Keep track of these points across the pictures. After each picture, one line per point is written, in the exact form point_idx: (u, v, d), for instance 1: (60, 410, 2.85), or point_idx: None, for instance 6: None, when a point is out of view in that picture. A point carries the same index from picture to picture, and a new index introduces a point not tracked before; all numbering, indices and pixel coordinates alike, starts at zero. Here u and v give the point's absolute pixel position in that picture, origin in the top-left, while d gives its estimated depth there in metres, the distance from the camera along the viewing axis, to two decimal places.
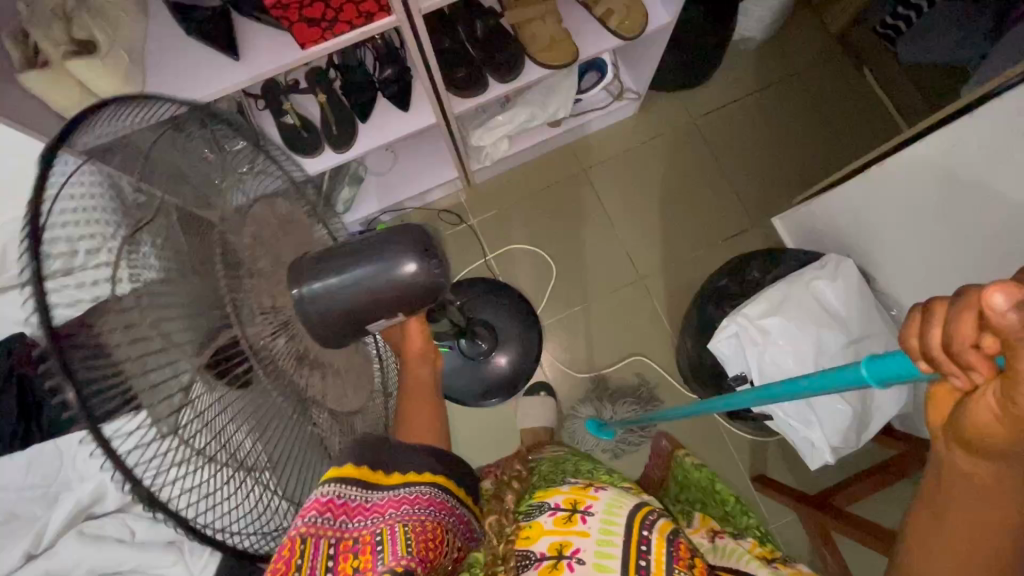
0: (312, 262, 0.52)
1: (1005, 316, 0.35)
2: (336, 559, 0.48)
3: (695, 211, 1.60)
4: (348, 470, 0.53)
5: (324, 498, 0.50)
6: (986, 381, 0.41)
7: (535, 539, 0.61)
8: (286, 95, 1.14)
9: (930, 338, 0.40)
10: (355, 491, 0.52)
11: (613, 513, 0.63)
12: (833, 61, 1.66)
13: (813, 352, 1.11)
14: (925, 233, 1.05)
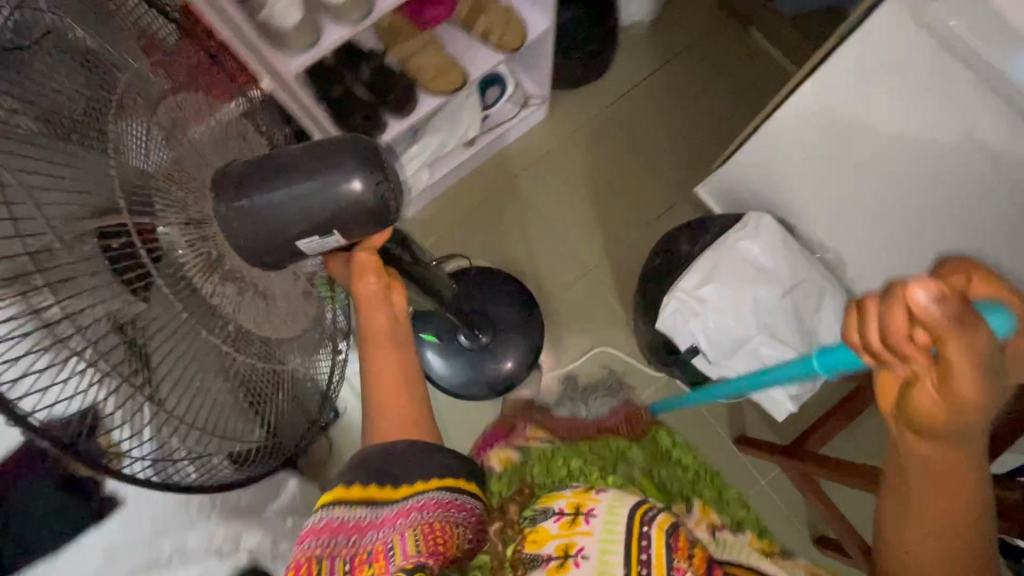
0: (242, 183, 0.58)
1: (929, 310, 0.41)
2: (354, 571, 0.56)
3: (626, 194, 1.64)
4: (343, 491, 0.61)
5: (328, 521, 0.59)
6: (925, 371, 0.45)
7: (541, 541, 0.64)
8: None
9: (870, 335, 0.45)
10: (363, 511, 0.60)
11: (615, 515, 0.63)
12: (722, 26, 1.72)
13: (751, 310, 1.15)
14: (827, 173, 1.05)
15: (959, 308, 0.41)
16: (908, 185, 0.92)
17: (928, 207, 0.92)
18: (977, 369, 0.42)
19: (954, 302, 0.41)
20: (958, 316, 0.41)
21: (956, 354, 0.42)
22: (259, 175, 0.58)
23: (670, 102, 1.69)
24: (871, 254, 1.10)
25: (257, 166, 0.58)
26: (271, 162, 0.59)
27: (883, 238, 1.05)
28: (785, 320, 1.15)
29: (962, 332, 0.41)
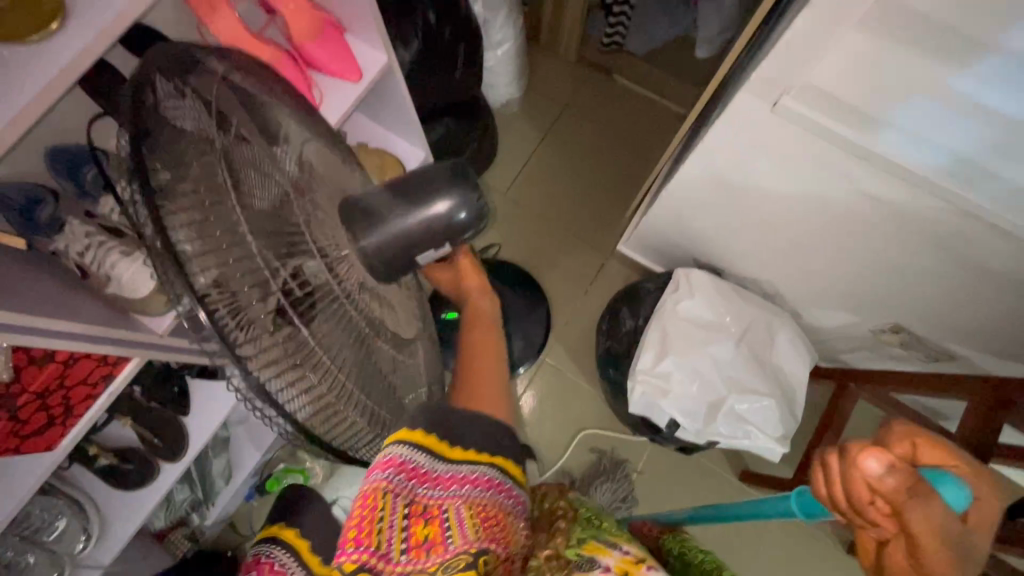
0: (368, 207, 0.55)
1: (884, 481, 0.39)
2: (409, 531, 0.54)
3: (555, 266, 1.62)
4: (422, 437, 0.58)
5: (400, 459, 0.55)
6: (893, 533, 0.40)
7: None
8: (88, 439, 1.02)
9: (836, 495, 0.41)
10: (425, 459, 0.57)
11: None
12: (587, 80, 1.75)
13: (712, 369, 1.13)
14: (737, 226, 1.07)
15: (912, 480, 0.39)
16: (815, 227, 0.93)
17: (836, 242, 0.94)
18: (943, 544, 0.38)
19: (903, 473, 0.39)
20: (914, 488, 0.39)
21: (920, 529, 0.38)
22: (370, 210, 0.54)
23: (565, 164, 1.70)
24: (804, 281, 1.12)
25: (373, 200, 0.55)
26: (371, 201, 0.55)
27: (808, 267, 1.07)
28: (748, 368, 1.14)
29: (923, 501, 0.38)
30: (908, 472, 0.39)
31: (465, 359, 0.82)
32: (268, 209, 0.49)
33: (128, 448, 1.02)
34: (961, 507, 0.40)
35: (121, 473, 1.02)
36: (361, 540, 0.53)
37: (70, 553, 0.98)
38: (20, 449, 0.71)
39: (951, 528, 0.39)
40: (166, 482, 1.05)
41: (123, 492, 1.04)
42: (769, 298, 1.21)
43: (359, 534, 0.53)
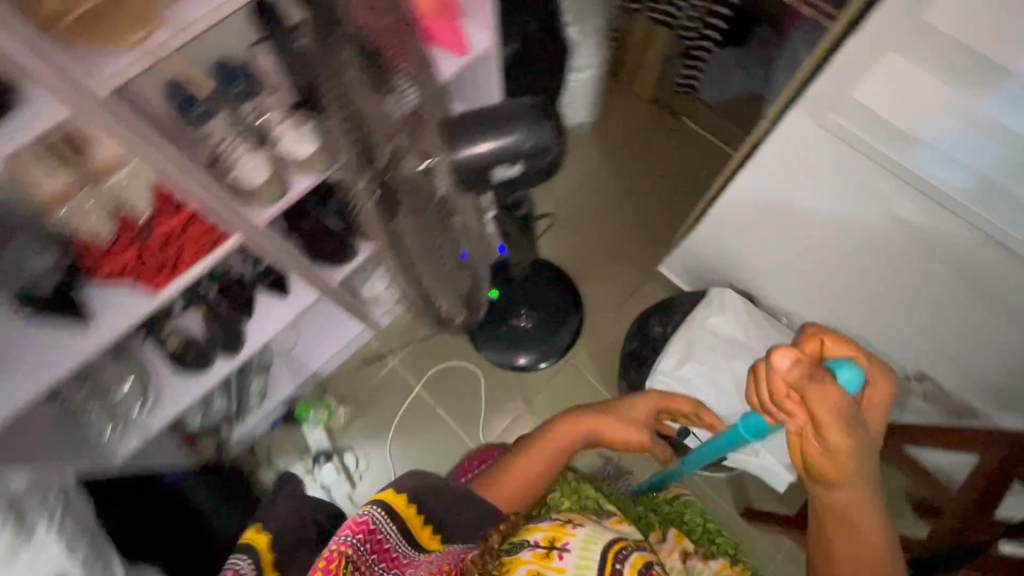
0: (470, 126, 0.72)
1: (792, 371, 0.62)
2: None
3: (595, 276, 1.70)
4: (401, 504, 0.68)
5: (367, 522, 0.62)
6: (804, 418, 0.65)
7: (513, 567, 0.77)
8: (164, 323, 1.15)
9: (763, 395, 0.68)
10: (389, 531, 0.65)
11: (589, 552, 0.77)
12: (656, 118, 1.89)
13: (731, 384, 1.17)
14: (776, 251, 1.14)
15: (818, 372, 0.62)
16: (849, 254, 0.99)
17: (868, 272, 0.99)
18: (835, 418, 0.63)
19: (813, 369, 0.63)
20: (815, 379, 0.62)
21: (819, 407, 0.62)
22: (474, 122, 0.72)
23: (623, 187, 1.81)
24: (831, 316, 1.17)
25: (477, 116, 0.73)
26: (474, 119, 0.73)
27: (838, 300, 1.12)
28: None
29: (817, 388, 0.62)
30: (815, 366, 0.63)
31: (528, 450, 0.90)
32: (393, 122, 0.61)
33: (193, 338, 1.15)
34: (850, 390, 0.64)
35: (182, 358, 1.15)
36: None
37: (126, 415, 1.11)
38: (138, 280, 0.85)
39: (843, 404, 0.63)
40: (218, 375, 1.18)
41: (180, 378, 1.16)
42: (797, 331, 1.25)
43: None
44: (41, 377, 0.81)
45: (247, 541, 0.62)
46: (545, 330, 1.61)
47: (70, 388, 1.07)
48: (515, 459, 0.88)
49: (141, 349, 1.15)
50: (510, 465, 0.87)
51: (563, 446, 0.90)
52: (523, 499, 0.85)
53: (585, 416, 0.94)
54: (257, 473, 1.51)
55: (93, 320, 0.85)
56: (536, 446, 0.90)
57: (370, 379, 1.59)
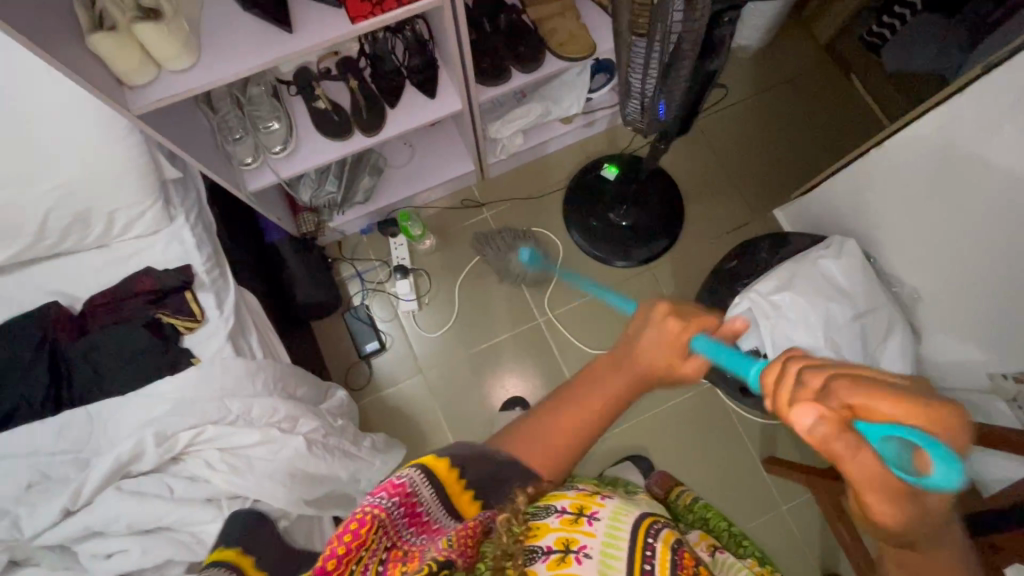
0: None
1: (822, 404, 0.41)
2: (388, 566, 0.47)
3: (703, 201, 1.67)
4: (443, 468, 0.53)
5: (409, 488, 0.50)
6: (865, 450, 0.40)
7: (540, 534, 0.54)
8: (317, 81, 1.22)
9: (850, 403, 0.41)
10: (429, 491, 0.51)
11: (618, 522, 0.55)
12: (824, 70, 1.76)
13: (823, 323, 1.16)
14: (930, 206, 1.09)
15: (852, 443, 0.39)
16: (1007, 222, 0.97)
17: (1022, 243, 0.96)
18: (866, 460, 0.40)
19: (852, 438, 0.39)
20: (883, 482, 0.39)
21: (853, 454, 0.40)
22: None
23: (760, 124, 1.73)
24: (955, 292, 1.12)
25: None
26: None
27: (973, 279, 1.07)
28: (855, 341, 1.16)
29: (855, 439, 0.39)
30: (845, 427, 0.39)
31: (578, 386, 0.64)
32: None
33: (341, 105, 1.21)
34: (951, 483, 0.37)
35: (325, 119, 1.20)
36: (331, 573, 0.45)
37: (266, 149, 1.18)
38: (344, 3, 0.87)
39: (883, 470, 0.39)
40: (355, 147, 1.22)
41: (321, 138, 1.21)
42: (895, 314, 1.20)
43: (334, 566, 0.45)
44: (239, 64, 0.87)
45: (221, 560, 0.67)
46: (640, 234, 1.60)
47: (228, 109, 1.16)
48: (537, 420, 0.62)
49: (290, 99, 1.22)
50: (530, 429, 0.62)
51: (604, 400, 0.62)
52: (558, 449, 0.61)
53: (609, 368, 0.64)
54: (339, 264, 1.62)
55: (295, 28, 0.88)
56: (562, 405, 0.62)
57: (462, 221, 1.66)
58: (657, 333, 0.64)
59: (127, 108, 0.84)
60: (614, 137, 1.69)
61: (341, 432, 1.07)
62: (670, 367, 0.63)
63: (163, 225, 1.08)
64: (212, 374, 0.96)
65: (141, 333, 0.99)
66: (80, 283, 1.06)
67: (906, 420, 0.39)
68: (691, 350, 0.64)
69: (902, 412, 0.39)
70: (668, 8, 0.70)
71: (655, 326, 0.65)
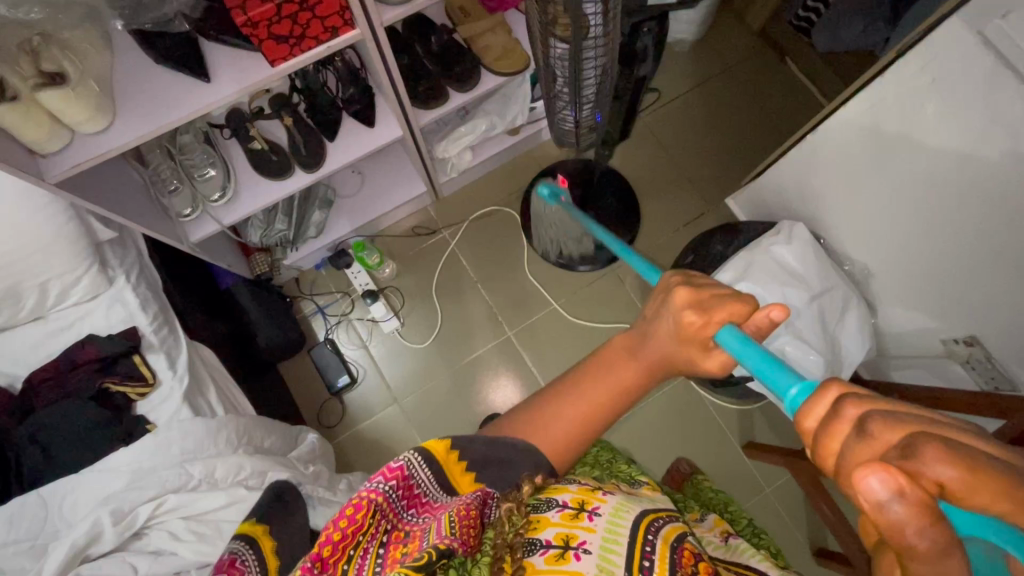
0: None
1: (873, 503, 0.28)
2: (388, 551, 0.45)
3: (657, 197, 1.68)
4: (440, 450, 0.52)
5: (405, 472, 0.48)
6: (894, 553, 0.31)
7: (539, 527, 0.48)
8: (251, 121, 1.19)
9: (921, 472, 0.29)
10: (427, 478, 0.50)
11: (619, 520, 0.49)
12: (760, 56, 1.79)
13: (780, 310, 1.18)
14: (867, 185, 1.13)
15: (943, 542, 0.27)
16: (932, 194, 1.02)
17: (953, 213, 1.00)
18: None
19: (941, 548, 0.27)
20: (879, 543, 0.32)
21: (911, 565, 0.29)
22: None
23: (704, 115, 1.75)
24: (899, 265, 1.16)
25: None
26: None
27: (915, 251, 1.11)
28: (813, 322, 1.18)
29: (923, 534, 0.27)
30: (933, 514, 0.27)
31: (573, 378, 0.58)
32: None
33: (278, 144, 1.18)
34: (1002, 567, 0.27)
35: (263, 160, 1.17)
36: (328, 564, 0.43)
37: (206, 198, 1.15)
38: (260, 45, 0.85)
39: None
40: (297, 185, 1.19)
41: (260, 179, 1.18)
42: (851, 290, 1.23)
43: (329, 553, 0.43)
44: (154, 120, 0.84)
45: (243, 531, 0.56)
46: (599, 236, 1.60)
47: (159, 161, 1.13)
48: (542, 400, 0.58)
49: (225, 144, 1.19)
50: (543, 413, 0.57)
51: (615, 390, 0.57)
52: (572, 444, 0.56)
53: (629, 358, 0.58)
54: (300, 301, 1.59)
55: (213, 77, 0.86)
56: (574, 391, 0.57)
57: (422, 243, 1.64)
58: (670, 313, 0.58)
59: (41, 178, 0.80)
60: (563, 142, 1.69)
61: (313, 478, 1.04)
62: (688, 358, 0.57)
63: (103, 289, 1.04)
64: (169, 441, 0.92)
65: (89, 406, 0.95)
66: (19, 360, 1.01)
67: (961, 501, 0.28)
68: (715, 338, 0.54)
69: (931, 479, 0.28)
70: (582, 15, 0.66)
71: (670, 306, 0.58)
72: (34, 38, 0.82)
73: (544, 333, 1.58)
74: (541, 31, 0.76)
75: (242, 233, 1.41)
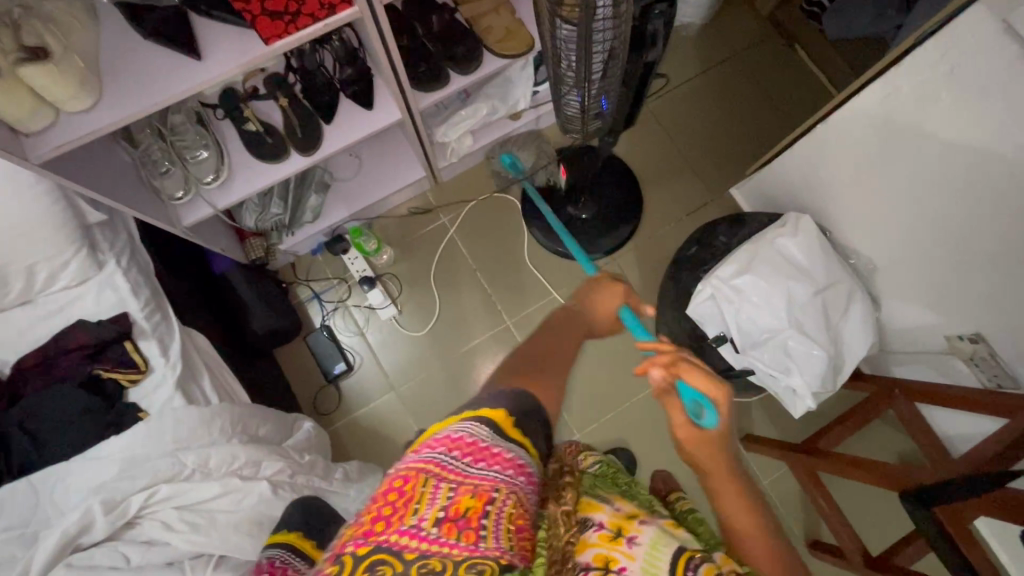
0: None
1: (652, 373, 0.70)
2: (452, 505, 0.43)
3: (660, 185, 1.65)
4: (500, 417, 0.48)
5: (467, 439, 0.46)
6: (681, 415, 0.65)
7: (580, 549, 0.50)
8: (245, 102, 1.15)
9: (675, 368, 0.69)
10: (488, 442, 0.46)
11: (658, 551, 0.49)
12: (769, 42, 1.75)
13: (784, 303, 1.16)
14: (877, 177, 1.11)
15: (669, 390, 0.68)
16: (944, 188, 0.99)
17: (963, 209, 0.98)
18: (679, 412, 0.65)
19: (667, 390, 0.68)
20: (689, 420, 0.65)
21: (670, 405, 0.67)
22: None
23: (710, 102, 1.72)
24: (905, 260, 1.14)
25: None
26: None
27: (922, 247, 1.09)
28: (817, 317, 1.16)
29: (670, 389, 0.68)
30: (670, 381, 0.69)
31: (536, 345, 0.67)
32: None
33: (274, 125, 1.15)
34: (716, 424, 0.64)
35: (258, 142, 1.14)
36: (388, 524, 0.42)
37: (199, 180, 1.11)
38: (254, 22, 0.81)
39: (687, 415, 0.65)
40: (293, 168, 1.16)
41: (254, 161, 1.15)
42: (856, 284, 1.21)
43: (388, 516, 0.43)
44: (144, 99, 0.81)
45: (282, 543, 0.73)
46: (601, 225, 1.57)
47: (149, 141, 1.09)
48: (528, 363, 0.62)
49: (218, 125, 1.15)
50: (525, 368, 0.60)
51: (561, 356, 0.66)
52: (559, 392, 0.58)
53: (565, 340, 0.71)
54: (296, 287, 1.56)
55: (204, 55, 0.82)
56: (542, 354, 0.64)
57: (419, 229, 1.61)
58: (602, 297, 0.86)
59: (24, 158, 0.77)
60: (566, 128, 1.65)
61: (309, 467, 1.03)
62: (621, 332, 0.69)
63: (92, 273, 1.01)
64: (162, 429, 0.91)
65: (79, 393, 0.93)
66: (7, 344, 0.99)
67: (711, 388, 0.65)
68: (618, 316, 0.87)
69: (706, 387, 0.65)
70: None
71: (601, 294, 0.86)
72: (14, 9, 0.78)
73: (542, 322, 1.56)
74: (547, 12, 0.73)
75: (237, 217, 1.37)
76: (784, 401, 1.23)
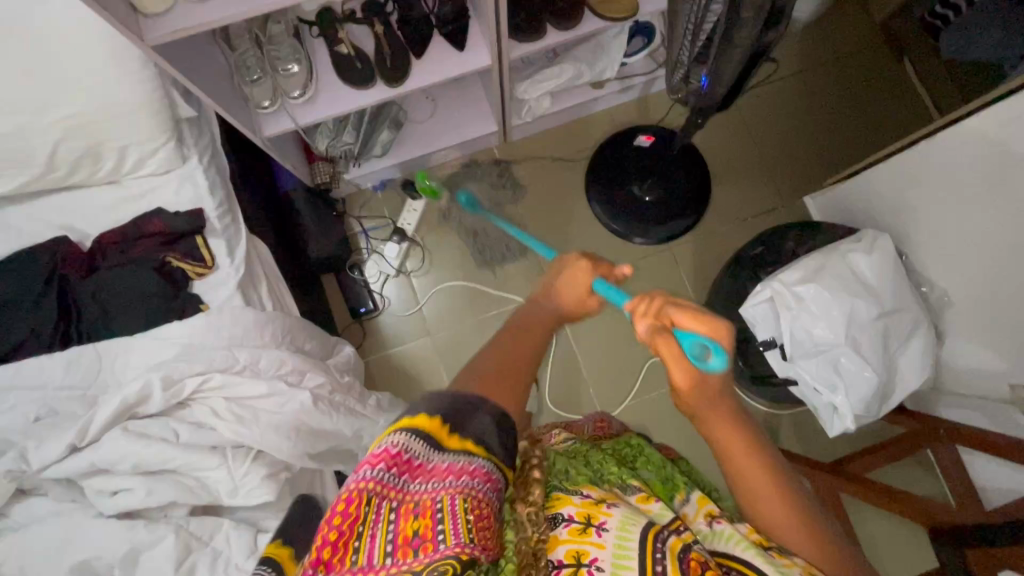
0: None
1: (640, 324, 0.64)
2: (398, 527, 0.45)
3: (729, 182, 1.60)
4: (425, 421, 0.49)
5: (394, 449, 0.47)
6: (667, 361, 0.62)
7: (551, 547, 0.53)
8: (341, 24, 1.15)
9: (654, 310, 0.64)
10: (423, 448, 0.48)
11: (625, 532, 0.53)
12: (875, 51, 1.65)
13: (845, 319, 1.12)
14: (974, 207, 1.04)
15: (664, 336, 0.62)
16: None
17: None
18: (676, 359, 0.60)
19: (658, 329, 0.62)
20: (686, 365, 0.60)
21: (665, 353, 0.61)
22: None
23: (800, 105, 1.64)
24: (986, 298, 1.08)
25: None
26: None
27: (1009, 288, 1.03)
28: (875, 339, 1.12)
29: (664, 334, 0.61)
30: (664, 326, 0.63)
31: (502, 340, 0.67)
32: None
33: (365, 51, 1.15)
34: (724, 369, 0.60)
35: (347, 66, 1.14)
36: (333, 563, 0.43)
37: (286, 93, 1.13)
38: None
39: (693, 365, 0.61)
40: (376, 97, 1.16)
41: (341, 85, 1.16)
42: (923, 313, 1.16)
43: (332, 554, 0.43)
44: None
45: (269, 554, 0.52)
46: (663, 210, 1.54)
47: (246, 47, 1.11)
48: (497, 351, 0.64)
49: (311, 42, 1.16)
50: (490, 363, 0.62)
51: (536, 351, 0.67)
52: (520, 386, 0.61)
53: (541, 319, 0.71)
54: (349, 218, 1.59)
55: None
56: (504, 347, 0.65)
57: (480, 183, 1.61)
58: (572, 277, 0.76)
59: (139, 36, 0.80)
60: (646, 106, 1.61)
61: (347, 388, 1.05)
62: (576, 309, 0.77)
63: (176, 165, 1.05)
64: (220, 324, 0.95)
65: (149, 275, 0.97)
66: (90, 219, 1.04)
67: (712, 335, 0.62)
68: (592, 291, 0.76)
69: (703, 329, 0.62)
70: None
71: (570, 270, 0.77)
72: None
73: None
74: None
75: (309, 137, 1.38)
76: (821, 417, 1.20)
